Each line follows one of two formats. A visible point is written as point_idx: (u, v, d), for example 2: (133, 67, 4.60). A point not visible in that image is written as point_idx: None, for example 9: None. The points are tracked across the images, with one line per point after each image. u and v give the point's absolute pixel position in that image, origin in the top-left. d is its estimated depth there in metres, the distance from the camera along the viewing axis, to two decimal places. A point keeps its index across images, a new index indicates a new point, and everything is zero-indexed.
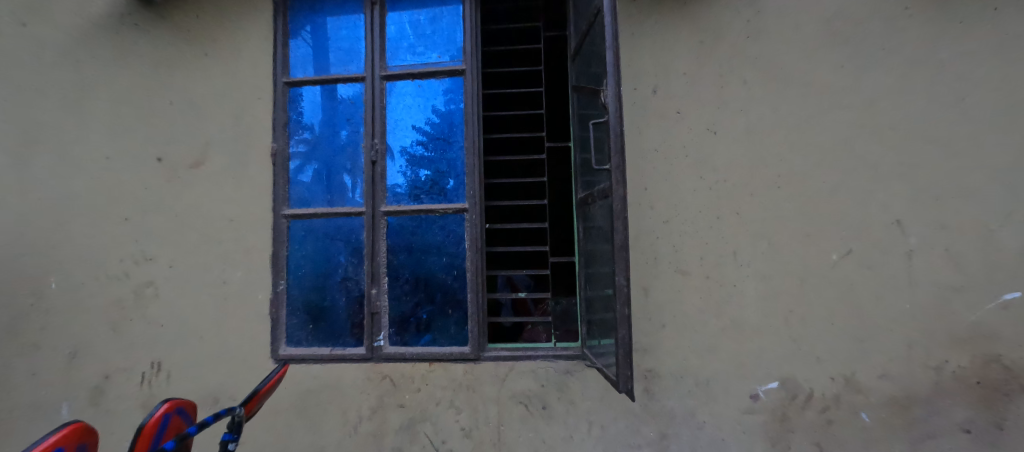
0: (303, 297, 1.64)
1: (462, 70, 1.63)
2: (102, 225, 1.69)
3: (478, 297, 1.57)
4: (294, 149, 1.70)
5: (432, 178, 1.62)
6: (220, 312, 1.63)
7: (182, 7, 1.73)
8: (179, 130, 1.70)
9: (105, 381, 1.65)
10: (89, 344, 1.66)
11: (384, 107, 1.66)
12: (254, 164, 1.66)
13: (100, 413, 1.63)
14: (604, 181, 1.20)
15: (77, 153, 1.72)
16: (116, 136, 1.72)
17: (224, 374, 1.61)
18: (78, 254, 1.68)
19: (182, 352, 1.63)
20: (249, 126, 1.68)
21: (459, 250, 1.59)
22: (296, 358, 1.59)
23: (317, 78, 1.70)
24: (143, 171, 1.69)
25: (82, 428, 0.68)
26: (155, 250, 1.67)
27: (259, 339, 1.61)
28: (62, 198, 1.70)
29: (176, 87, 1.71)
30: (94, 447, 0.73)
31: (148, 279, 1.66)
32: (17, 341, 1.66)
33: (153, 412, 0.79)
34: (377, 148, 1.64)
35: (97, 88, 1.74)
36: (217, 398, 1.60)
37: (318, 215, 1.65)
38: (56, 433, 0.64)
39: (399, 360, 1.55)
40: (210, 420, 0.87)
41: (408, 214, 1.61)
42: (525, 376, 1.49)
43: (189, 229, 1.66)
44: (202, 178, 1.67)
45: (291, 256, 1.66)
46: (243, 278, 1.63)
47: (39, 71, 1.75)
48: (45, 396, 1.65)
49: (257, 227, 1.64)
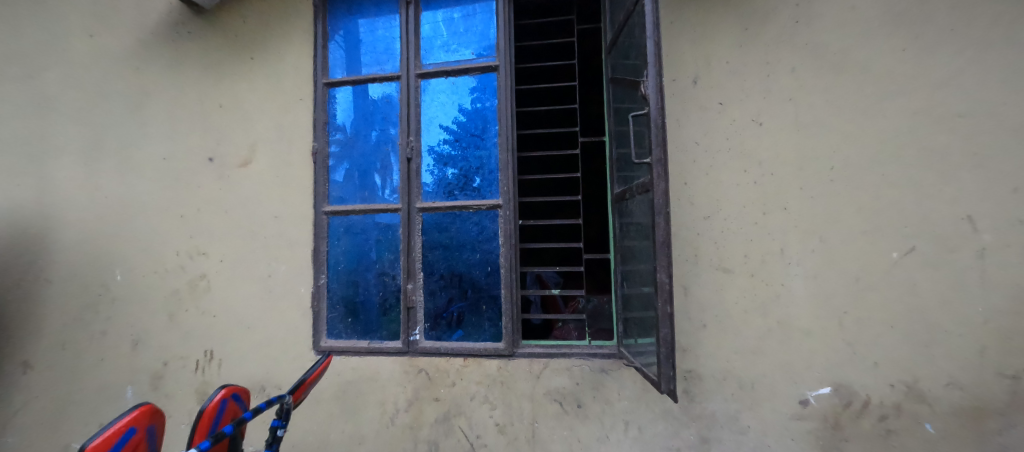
0: (343, 291, 1.69)
1: (495, 65, 1.62)
2: (161, 221, 1.80)
3: (512, 293, 1.56)
4: (333, 148, 1.75)
5: (466, 174, 1.62)
6: (267, 304, 1.70)
7: (230, 13, 1.82)
8: (228, 131, 1.79)
9: (165, 367, 1.76)
10: (150, 332, 1.78)
11: (418, 105, 1.69)
12: (297, 162, 1.73)
13: (161, 397, 1.75)
14: (643, 176, 1.15)
15: (138, 154, 1.84)
16: (171, 138, 1.83)
17: (270, 363, 1.68)
18: (140, 248, 1.81)
19: (232, 342, 1.72)
20: (291, 126, 1.74)
21: (493, 247, 1.58)
22: (337, 350, 1.64)
23: (354, 79, 1.74)
24: (196, 170, 1.80)
25: (152, 410, 0.73)
26: (208, 245, 1.76)
27: (302, 331, 1.67)
28: (126, 196, 1.83)
29: (226, 90, 1.80)
30: (161, 428, 0.78)
31: (201, 272, 1.76)
32: (89, 329, 1.80)
33: (212, 397, 0.83)
34: (412, 146, 1.66)
35: (155, 93, 1.86)
36: (265, 386, 1.68)
37: (356, 211, 1.69)
38: (130, 414, 0.69)
39: (434, 354, 1.57)
40: (262, 407, 0.91)
41: (443, 211, 1.63)
42: (559, 374, 1.48)
43: (238, 225, 1.75)
44: (250, 177, 1.75)
45: (331, 251, 1.71)
46: (286, 272, 1.70)
47: (105, 80, 1.88)
48: (112, 380, 1.78)
49: (300, 223, 1.71)
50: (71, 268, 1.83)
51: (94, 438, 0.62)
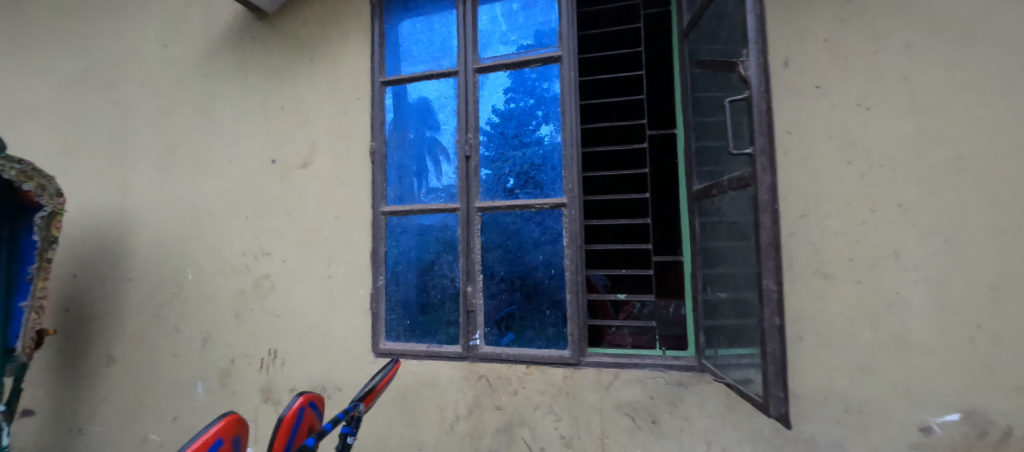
0: (402, 293, 1.67)
1: (558, 55, 1.53)
2: (228, 222, 1.86)
3: (578, 298, 1.46)
4: (391, 147, 1.73)
5: (527, 171, 1.54)
6: (327, 305, 1.71)
7: (290, 17, 1.85)
8: (289, 132, 1.81)
9: (232, 364, 1.81)
10: (218, 330, 1.83)
11: (477, 101, 1.63)
12: (356, 162, 1.72)
13: (228, 393, 1.80)
14: (740, 168, 1.01)
15: (207, 157, 1.91)
16: (237, 141, 1.88)
17: (330, 364, 1.69)
18: (209, 248, 1.87)
19: (294, 341, 1.74)
20: (350, 126, 1.74)
21: (556, 248, 1.49)
22: (396, 352, 1.61)
23: (411, 76, 1.71)
24: (260, 172, 1.83)
25: (237, 418, 0.71)
26: (271, 245, 1.79)
27: (361, 332, 1.66)
28: (196, 198, 1.90)
29: (287, 92, 1.83)
30: (243, 433, 0.75)
31: (265, 272, 1.79)
32: (164, 325, 1.89)
33: (290, 404, 0.81)
34: (470, 143, 1.61)
35: (221, 98, 1.92)
36: (325, 386, 1.69)
37: (414, 212, 1.66)
38: (215, 425, 0.65)
39: (495, 360, 1.50)
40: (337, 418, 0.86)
41: (504, 210, 1.56)
42: (631, 386, 1.36)
43: (299, 226, 1.76)
44: (310, 178, 1.76)
45: (389, 252, 1.69)
46: (346, 273, 1.70)
47: (178, 87, 1.97)
48: (184, 375, 1.86)
49: (358, 224, 1.70)
50: (150, 267, 1.93)
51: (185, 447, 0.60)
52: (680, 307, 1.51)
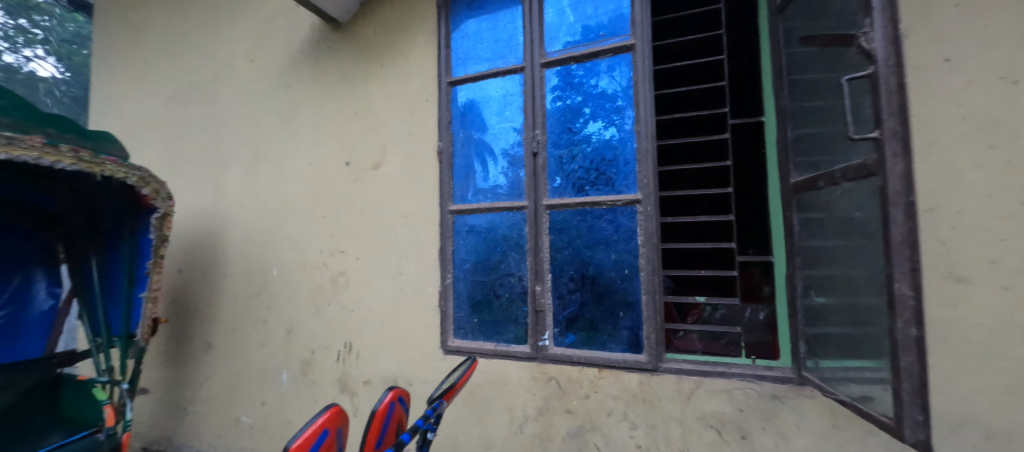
0: (469, 291, 1.68)
1: (630, 44, 1.46)
2: (307, 221, 1.98)
3: (655, 300, 1.37)
4: (458, 147, 1.74)
5: (597, 167, 1.49)
6: (398, 301, 1.77)
7: (362, 25, 1.94)
8: (362, 135, 1.89)
9: (312, 355, 1.92)
10: (300, 323, 1.96)
11: (543, 96, 1.60)
12: (424, 162, 1.76)
13: (309, 382, 1.92)
14: (860, 155, 0.88)
15: (289, 161, 2.05)
16: (314, 145, 2.00)
17: (401, 360, 1.74)
18: (291, 246, 2.01)
19: (367, 336, 1.82)
20: (418, 128, 1.78)
21: (630, 247, 1.42)
22: (465, 350, 1.63)
23: (477, 75, 1.72)
24: (335, 174, 1.94)
25: (339, 411, 0.76)
26: (346, 244, 1.89)
27: (431, 329, 1.70)
28: (280, 200, 2.05)
29: (359, 97, 1.91)
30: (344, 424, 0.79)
31: (340, 269, 1.89)
32: (254, 316, 2.06)
33: (382, 399, 0.86)
34: (538, 139, 1.58)
35: (301, 105, 2.05)
36: (397, 381, 1.75)
37: (481, 210, 1.66)
38: (316, 422, 0.70)
39: (566, 362, 1.46)
40: None
41: (573, 208, 1.51)
42: (716, 396, 1.26)
43: (371, 225, 1.84)
44: (382, 179, 1.83)
45: (457, 250, 1.71)
46: (415, 270, 1.74)
47: (264, 97, 2.14)
48: (271, 364, 2.00)
49: (427, 223, 1.73)
50: (242, 263, 2.11)
51: (298, 436, 0.65)
52: (768, 313, 1.38)
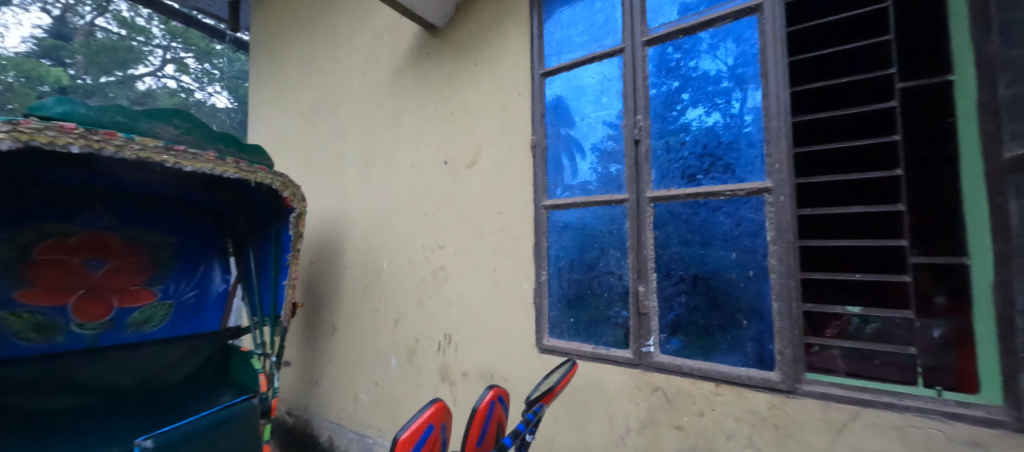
0: (564, 288, 1.62)
1: (756, 4, 1.23)
2: (411, 219, 2.12)
3: (792, 308, 1.13)
4: (551, 139, 1.69)
5: (712, 152, 1.30)
6: (494, 297, 1.81)
7: (457, 26, 2.00)
8: (458, 135, 1.97)
9: (416, 344, 2.06)
10: (405, 313, 2.11)
11: (646, 78, 1.45)
12: (518, 159, 1.76)
13: (414, 369, 2.05)
14: None
15: (395, 163, 2.22)
16: (416, 146, 2.13)
17: (497, 355, 1.78)
18: (398, 242, 2.17)
19: (466, 329, 1.88)
20: (511, 124, 1.79)
21: (756, 244, 1.21)
22: (560, 350, 1.59)
23: (571, 63, 1.64)
24: (435, 173, 2.04)
25: (443, 408, 0.77)
26: (445, 240, 1.98)
27: (527, 326, 1.70)
28: (388, 199, 2.23)
29: (455, 97, 1.99)
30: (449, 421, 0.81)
31: (440, 264, 1.99)
32: (368, 305, 2.28)
33: (483, 397, 0.86)
34: (640, 126, 1.44)
35: (404, 109, 2.20)
36: (493, 375, 1.79)
37: (576, 204, 1.59)
38: (421, 417, 0.72)
39: (675, 373, 1.31)
40: None
41: (682, 200, 1.35)
42: (882, 435, 0.99)
43: (469, 223, 1.91)
44: (478, 177, 1.89)
45: (551, 246, 1.66)
46: (511, 267, 1.76)
47: (374, 105, 2.35)
48: (382, 349, 2.20)
49: (522, 220, 1.74)
50: (358, 256, 2.35)
51: (404, 429, 0.68)
52: (946, 331, 1.06)
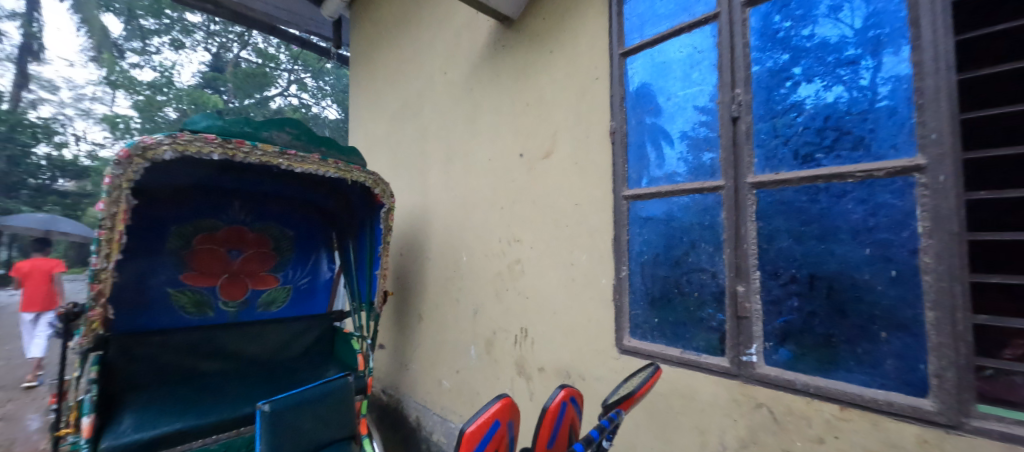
0: (646, 285, 1.51)
1: None
2: (489, 212, 2.16)
3: (958, 320, 0.86)
4: (633, 124, 1.57)
5: (836, 125, 1.07)
6: (570, 291, 1.75)
7: (530, 15, 1.98)
8: (534, 126, 1.95)
9: (493, 336, 2.09)
10: (484, 304, 2.16)
11: (747, 44, 1.26)
12: (596, 148, 1.69)
13: (491, 361, 2.09)
14: None
15: (473, 158, 2.28)
16: (493, 140, 2.16)
17: (575, 352, 1.73)
18: (477, 235, 2.23)
19: (542, 324, 1.86)
20: (588, 111, 1.73)
21: (901, 237, 0.96)
22: (643, 352, 1.48)
23: (654, 38, 1.50)
24: (512, 166, 2.05)
25: (511, 404, 0.74)
26: (521, 233, 1.98)
27: (605, 324, 1.62)
28: (468, 193, 2.30)
29: (530, 88, 1.98)
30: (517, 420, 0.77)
31: (517, 257, 1.99)
32: (449, 296, 2.37)
33: (554, 396, 0.82)
34: (739, 101, 1.26)
35: (481, 104, 2.25)
36: (570, 373, 1.74)
37: (661, 194, 1.46)
38: (487, 412, 0.69)
39: (785, 389, 1.12)
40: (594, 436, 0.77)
41: (795, 186, 1.14)
42: None
43: (545, 216, 1.87)
44: (554, 168, 1.85)
45: (633, 240, 1.56)
46: (588, 261, 1.69)
47: (452, 102, 2.44)
48: (462, 338, 2.27)
49: (601, 212, 1.65)
50: (440, 249, 2.46)
51: (470, 422, 0.66)
52: None
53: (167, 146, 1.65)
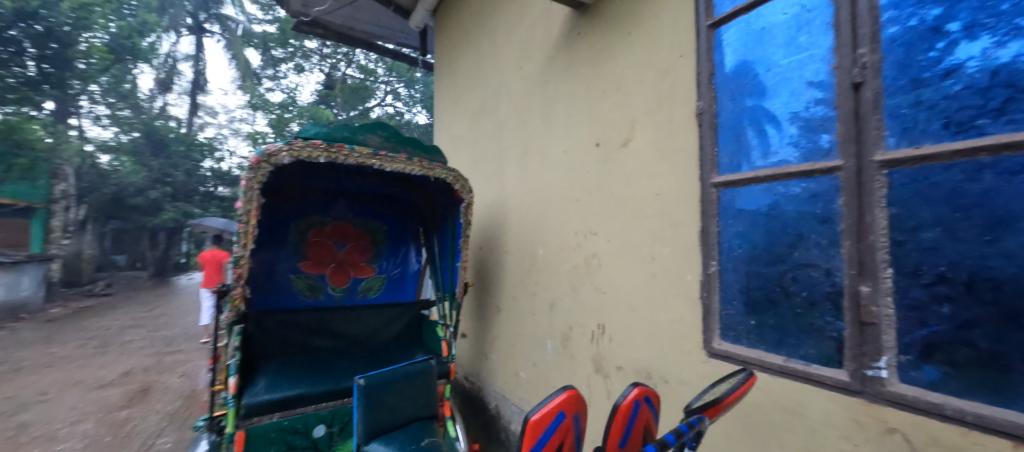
0: (741, 282, 1.35)
1: None
2: (565, 206, 2.13)
3: None
4: (723, 103, 1.43)
5: (1008, 82, 0.83)
6: (651, 288, 1.64)
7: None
8: (612, 115, 1.88)
9: (570, 331, 2.05)
10: (560, 299, 2.13)
11: None
12: (680, 132, 1.55)
13: (568, 356, 2.06)
14: None
15: (550, 151, 2.27)
16: (570, 132, 2.14)
17: (656, 353, 1.61)
18: (553, 228, 2.21)
19: (620, 321, 1.78)
20: (670, 92, 1.60)
21: None
22: (736, 357, 1.33)
23: (750, 3, 1.35)
24: (589, 157, 2.00)
25: (577, 396, 0.71)
26: (598, 226, 1.91)
27: (691, 324, 1.49)
28: (544, 187, 2.30)
29: (608, 75, 1.92)
30: (585, 416, 0.74)
31: (593, 251, 1.93)
32: (526, 289, 2.39)
33: (626, 394, 0.76)
34: (863, 63, 1.05)
35: (558, 96, 2.24)
36: (651, 375, 1.64)
37: (759, 180, 1.30)
38: (551, 403, 0.67)
39: (927, 414, 0.91)
40: (670, 440, 0.71)
41: (943, 162, 0.92)
42: None
43: (623, 207, 1.78)
44: (633, 156, 1.75)
45: (724, 232, 1.40)
46: (671, 255, 1.57)
47: (530, 97, 2.47)
48: (539, 332, 2.28)
49: (685, 202, 1.52)
50: (517, 243, 2.50)
51: (535, 410, 0.64)
52: None
53: (286, 152, 1.93)
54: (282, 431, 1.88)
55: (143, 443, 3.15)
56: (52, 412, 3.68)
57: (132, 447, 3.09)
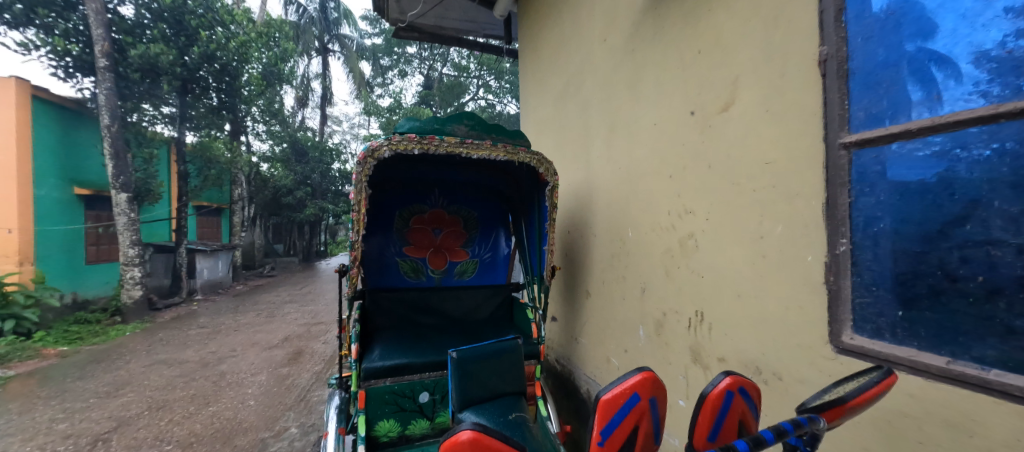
0: (880, 266, 1.10)
1: None
2: (656, 183, 1.98)
3: None
4: (858, 44, 1.17)
5: None
6: (758, 271, 1.44)
7: None
8: (710, 77, 1.68)
9: (664, 317, 1.92)
10: (653, 282, 2.00)
11: None
12: (796, 87, 1.31)
13: (662, 344, 1.93)
14: None
15: (639, 125, 2.12)
16: (661, 102, 1.97)
17: (767, 345, 1.42)
18: (643, 207, 2.07)
19: (722, 308, 1.60)
20: (782, 40, 1.36)
21: None
22: (874, 354, 1.09)
23: None
24: (682, 127, 1.82)
25: (653, 379, 0.66)
26: (694, 203, 1.74)
27: (812, 314, 1.26)
28: (633, 164, 2.16)
29: (704, 32, 1.71)
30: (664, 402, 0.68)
31: (689, 231, 1.76)
32: (616, 272, 2.30)
33: (715, 382, 0.68)
34: None
35: (646, 65, 2.08)
36: (760, 369, 1.45)
37: (908, 135, 1.04)
38: (621, 384, 0.63)
39: None
40: (766, 437, 0.60)
41: None
42: None
43: (724, 181, 1.59)
44: (735, 122, 1.54)
45: (858, 203, 1.15)
46: (784, 234, 1.35)
47: (616, 69, 2.33)
48: (630, 318, 2.18)
49: (803, 171, 1.28)
50: (606, 224, 2.41)
51: (607, 389, 0.62)
52: None
53: (386, 147, 2.13)
54: (394, 394, 2.13)
55: (299, 395, 3.87)
56: (239, 365, 4.72)
57: (292, 397, 3.83)
